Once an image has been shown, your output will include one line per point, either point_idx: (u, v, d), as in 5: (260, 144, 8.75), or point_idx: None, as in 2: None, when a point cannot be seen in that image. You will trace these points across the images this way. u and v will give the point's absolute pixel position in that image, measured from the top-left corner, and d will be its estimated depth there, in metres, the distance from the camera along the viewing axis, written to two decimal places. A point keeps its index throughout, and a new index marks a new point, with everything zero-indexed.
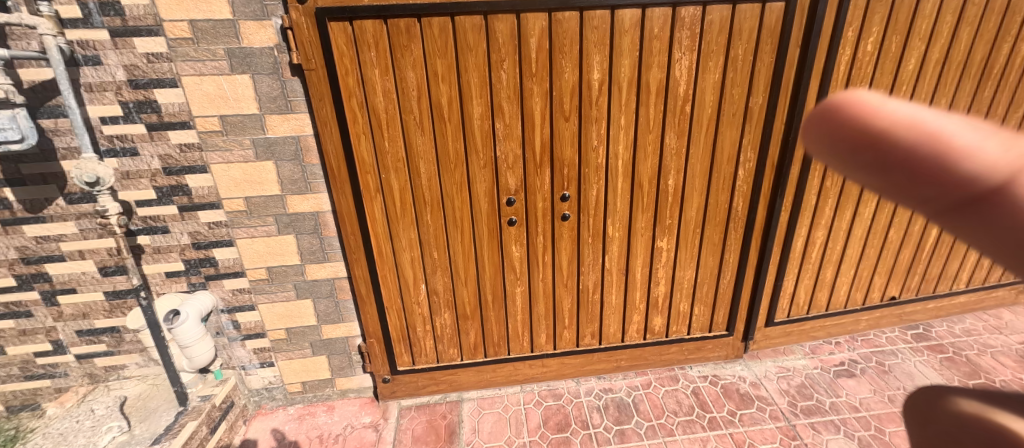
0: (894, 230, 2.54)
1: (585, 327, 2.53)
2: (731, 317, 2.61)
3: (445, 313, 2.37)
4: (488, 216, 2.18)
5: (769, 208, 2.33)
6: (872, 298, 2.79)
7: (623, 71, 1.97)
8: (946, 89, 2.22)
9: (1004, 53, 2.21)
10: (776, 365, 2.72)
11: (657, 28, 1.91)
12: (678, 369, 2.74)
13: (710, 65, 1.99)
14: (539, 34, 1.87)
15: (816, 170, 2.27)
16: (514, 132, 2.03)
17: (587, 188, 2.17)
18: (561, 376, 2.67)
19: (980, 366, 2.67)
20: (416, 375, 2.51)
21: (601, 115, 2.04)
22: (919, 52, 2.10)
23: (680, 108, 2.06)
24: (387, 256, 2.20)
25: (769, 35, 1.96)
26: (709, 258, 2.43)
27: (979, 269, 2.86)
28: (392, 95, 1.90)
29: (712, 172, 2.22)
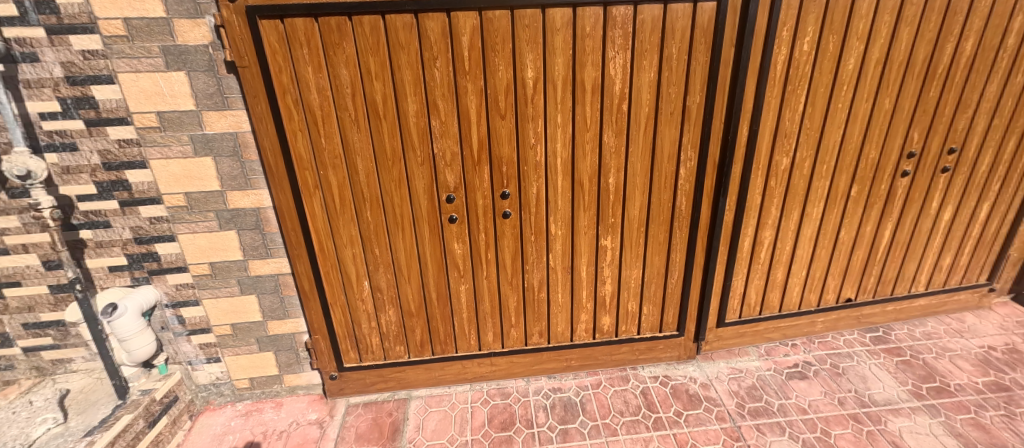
0: (845, 231, 2.52)
1: (533, 326, 2.53)
2: (680, 317, 2.60)
3: (390, 310, 2.39)
4: (429, 213, 2.19)
5: (713, 208, 2.33)
6: (827, 300, 2.78)
7: (557, 70, 1.98)
8: (890, 88, 2.21)
9: (948, 53, 2.20)
10: (728, 366, 2.71)
11: (589, 26, 1.92)
12: (630, 369, 2.73)
13: (644, 64, 2.01)
14: (470, 33, 1.89)
15: (758, 170, 2.27)
16: (451, 129, 2.04)
17: (527, 185, 2.18)
18: (511, 375, 2.67)
19: (936, 369, 2.64)
20: (363, 372, 2.52)
21: (537, 114, 2.05)
22: (858, 52, 2.10)
23: (617, 106, 2.07)
24: (330, 252, 2.22)
25: (702, 35, 1.97)
26: (655, 257, 2.43)
27: (938, 272, 2.84)
28: (326, 93, 1.92)
29: (653, 170, 2.22)
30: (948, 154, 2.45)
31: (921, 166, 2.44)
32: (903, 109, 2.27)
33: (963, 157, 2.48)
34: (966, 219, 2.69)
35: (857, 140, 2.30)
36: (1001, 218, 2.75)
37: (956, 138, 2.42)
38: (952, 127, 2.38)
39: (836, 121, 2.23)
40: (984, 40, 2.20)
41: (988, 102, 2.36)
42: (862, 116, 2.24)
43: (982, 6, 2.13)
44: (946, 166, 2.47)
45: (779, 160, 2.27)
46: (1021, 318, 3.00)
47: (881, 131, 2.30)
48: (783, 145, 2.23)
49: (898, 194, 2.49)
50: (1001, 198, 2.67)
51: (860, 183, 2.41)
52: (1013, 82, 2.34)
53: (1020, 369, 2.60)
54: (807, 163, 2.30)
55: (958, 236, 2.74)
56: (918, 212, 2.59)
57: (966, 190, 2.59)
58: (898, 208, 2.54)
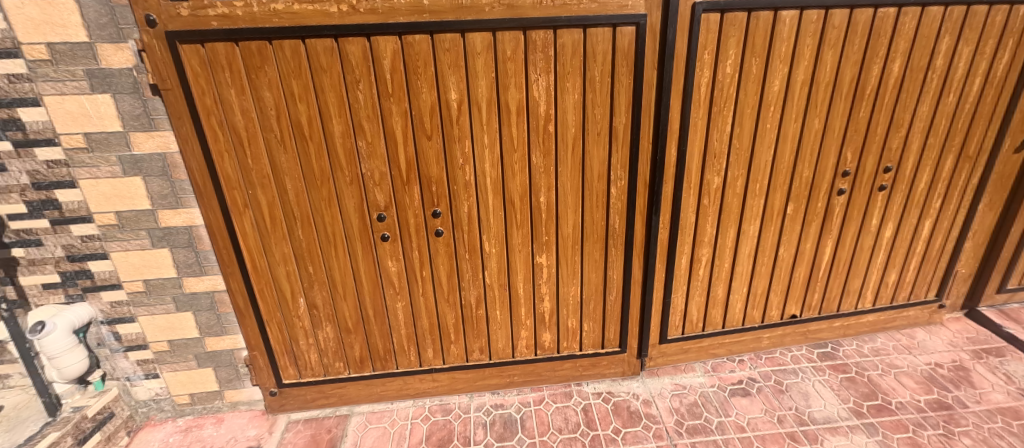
0: (784, 248, 2.55)
1: (473, 342, 2.53)
2: (622, 333, 2.60)
3: (327, 327, 2.38)
4: (361, 231, 2.21)
5: (646, 226, 2.35)
6: (770, 316, 2.79)
7: (481, 92, 2.01)
8: (818, 108, 2.24)
9: (875, 74, 2.22)
10: (672, 383, 2.70)
11: (510, 50, 1.96)
12: (574, 385, 2.72)
13: (568, 86, 2.04)
14: (392, 56, 1.92)
15: (690, 188, 2.30)
16: (378, 150, 2.07)
17: (458, 204, 2.20)
18: (454, 391, 2.67)
19: (880, 386, 2.63)
20: (303, 389, 2.52)
21: (463, 135, 2.08)
22: (782, 74, 2.14)
23: (543, 127, 2.10)
24: (263, 270, 2.23)
25: (624, 58, 2.02)
26: (592, 274, 2.44)
27: (884, 288, 2.84)
28: (250, 114, 1.95)
29: (584, 189, 2.24)
30: (885, 172, 2.46)
31: (857, 184, 2.46)
32: (834, 128, 2.30)
33: (900, 175, 2.50)
34: (909, 235, 2.70)
35: (789, 160, 2.34)
36: (945, 235, 2.76)
37: (892, 157, 2.44)
38: (886, 146, 2.40)
39: (765, 141, 2.27)
40: (911, 61, 2.23)
41: (920, 121, 2.38)
42: (792, 136, 2.28)
43: (906, 29, 2.16)
44: (883, 184, 2.48)
45: (710, 180, 2.30)
46: (972, 335, 3.00)
47: (813, 150, 2.34)
48: (713, 165, 2.27)
49: (836, 212, 2.51)
50: (943, 216, 2.68)
51: (796, 201, 2.44)
52: (945, 103, 2.36)
53: (964, 387, 2.60)
54: (739, 182, 2.34)
55: (902, 253, 2.74)
56: (859, 230, 2.60)
57: (907, 207, 2.60)
58: (837, 226, 2.56)
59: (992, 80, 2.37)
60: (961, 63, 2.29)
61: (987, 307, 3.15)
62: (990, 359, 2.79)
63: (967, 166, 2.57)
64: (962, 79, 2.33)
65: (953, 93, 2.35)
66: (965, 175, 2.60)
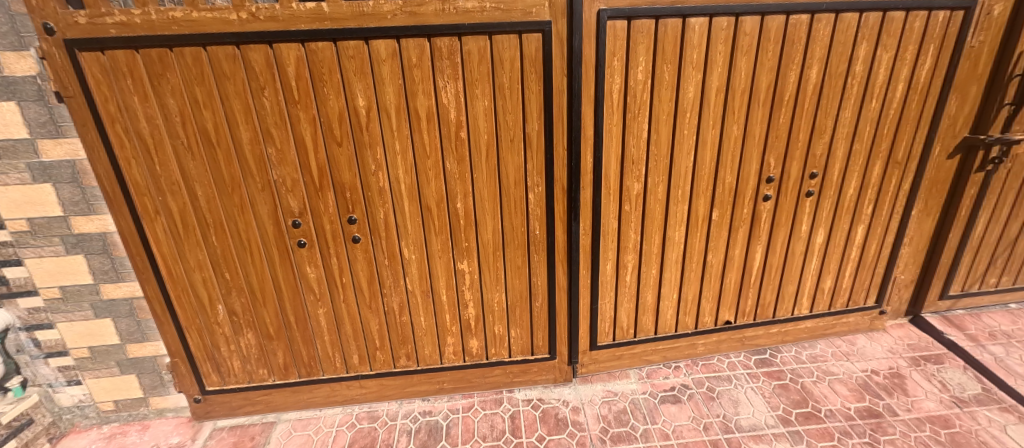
0: (712, 254, 2.55)
1: (399, 349, 2.52)
2: (550, 340, 2.59)
3: (248, 333, 2.37)
4: (276, 238, 2.20)
5: (568, 232, 2.34)
6: (704, 323, 2.77)
7: (389, 98, 2.01)
8: (735, 115, 2.24)
9: (792, 81, 2.23)
10: (604, 389, 2.68)
11: (415, 57, 1.96)
12: (505, 392, 2.70)
13: (477, 92, 2.04)
14: (295, 63, 1.92)
15: (609, 194, 2.30)
16: (288, 157, 2.06)
17: (374, 210, 2.20)
18: (384, 398, 2.64)
19: (812, 394, 2.61)
20: (227, 395, 2.51)
21: (374, 142, 2.08)
22: (696, 80, 2.14)
23: (455, 134, 2.10)
24: (179, 277, 2.23)
25: (532, 65, 2.01)
26: (516, 280, 2.43)
27: (820, 294, 2.83)
28: (156, 121, 1.95)
29: (502, 195, 2.24)
30: (811, 178, 2.46)
31: (782, 190, 2.46)
32: (754, 134, 2.30)
33: (827, 181, 2.49)
34: (842, 242, 2.68)
35: (710, 166, 2.34)
36: (879, 242, 2.75)
37: (817, 163, 2.43)
38: (810, 152, 2.40)
39: (684, 147, 2.27)
40: (829, 68, 2.23)
41: (844, 128, 2.37)
42: (711, 142, 2.28)
43: (822, 35, 2.16)
44: (810, 190, 2.48)
45: (630, 186, 2.30)
46: (913, 341, 2.98)
47: (734, 157, 2.34)
48: (632, 171, 2.27)
49: (762, 218, 2.51)
50: (876, 222, 2.66)
51: (720, 207, 2.44)
52: (868, 109, 2.35)
53: (897, 395, 2.58)
54: (660, 188, 2.33)
55: (835, 259, 2.73)
56: (788, 236, 2.60)
57: (837, 213, 2.59)
58: (765, 232, 2.56)
59: (916, 86, 2.35)
60: (881, 69, 2.28)
61: (931, 314, 3.13)
62: (928, 366, 2.77)
63: (897, 173, 2.55)
64: (884, 85, 2.32)
65: (876, 99, 2.34)
66: (895, 181, 2.58)
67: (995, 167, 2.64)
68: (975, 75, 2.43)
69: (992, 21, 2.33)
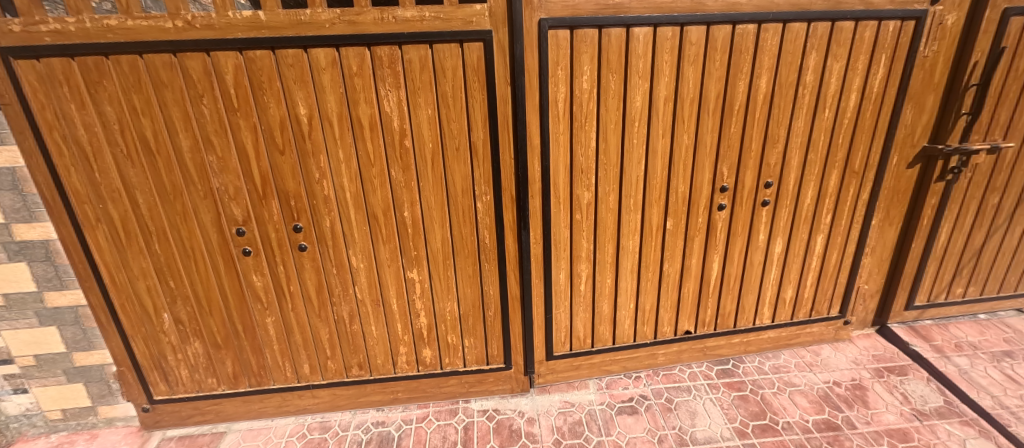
0: (669, 263, 2.53)
1: (351, 358, 2.49)
2: (505, 349, 2.55)
3: (195, 342, 2.35)
4: (220, 246, 2.18)
5: (518, 241, 2.32)
6: (664, 333, 2.74)
7: (330, 106, 2.00)
8: (685, 124, 2.24)
9: (741, 91, 2.23)
10: (562, 400, 2.63)
11: (356, 66, 1.95)
12: (461, 402, 2.66)
13: (420, 101, 2.03)
14: (234, 71, 1.92)
15: (559, 203, 2.28)
16: (230, 165, 2.05)
17: (320, 218, 2.18)
18: (337, 408, 2.60)
19: (772, 406, 2.56)
20: (176, 405, 2.48)
21: (317, 150, 2.06)
22: (643, 89, 2.14)
23: (399, 142, 2.09)
24: (123, 285, 2.21)
25: (474, 74, 2.01)
26: (468, 289, 2.40)
27: (782, 304, 2.81)
28: (94, 129, 1.94)
29: (449, 203, 2.22)
30: (766, 187, 2.45)
31: (737, 200, 2.45)
32: (705, 143, 2.30)
33: (782, 190, 2.47)
34: (801, 251, 2.66)
35: (661, 175, 2.33)
36: (840, 251, 2.72)
37: (771, 172, 2.43)
38: (763, 161, 2.39)
39: (634, 156, 2.26)
40: (779, 77, 2.23)
41: (797, 137, 2.37)
42: (661, 152, 2.27)
43: (769, 45, 2.16)
44: (765, 199, 2.46)
45: (580, 194, 2.28)
46: (879, 352, 2.93)
47: (686, 165, 2.33)
48: (581, 180, 2.26)
49: (718, 228, 2.50)
50: (836, 232, 2.64)
51: (674, 216, 2.42)
52: (820, 118, 2.35)
53: (857, 407, 2.53)
54: (612, 196, 2.32)
55: (795, 269, 2.71)
56: (746, 245, 2.59)
57: (794, 223, 2.57)
58: (722, 241, 2.55)
59: (869, 95, 2.34)
60: (832, 79, 2.27)
61: (897, 324, 3.09)
62: (891, 378, 2.73)
63: (854, 182, 2.53)
64: (836, 95, 2.31)
65: (829, 108, 2.33)
66: (853, 190, 2.56)
67: (954, 177, 2.61)
68: (930, 85, 2.43)
69: (944, 30, 2.33)
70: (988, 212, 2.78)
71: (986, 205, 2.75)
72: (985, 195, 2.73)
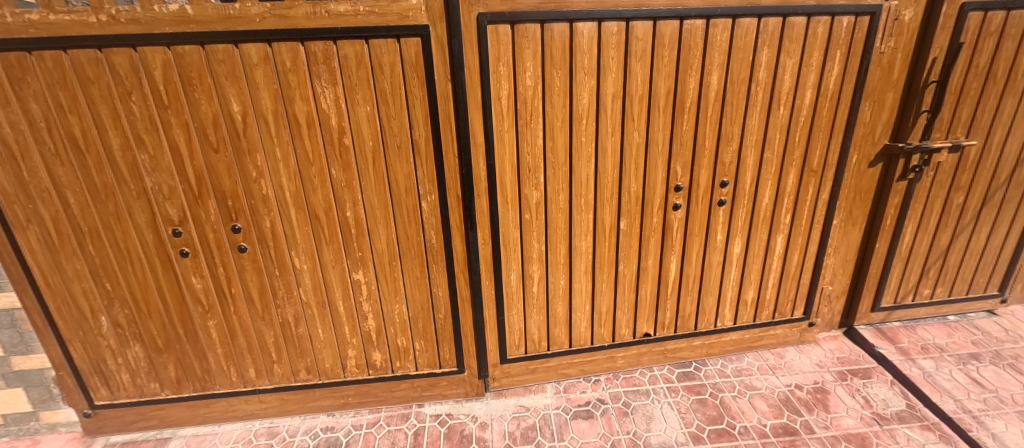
0: (624, 264, 2.48)
1: (298, 362, 2.43)
2: (457, 353, 2.50)
3: (136, 346, 2.30)
4: (157, 247, 2.13)
5: (466, 242, 2.27)
6: (622, 336, 2.69)
7: (264, 103, 1.95)
8: (635, 122, 2.19)
9: (692, 88, 2.18)
10: (517, 404, 2.57)
11: (289, 62, 1.90)
12: (415, 406, 2.60)
13: (358, 98, 1.98)
14: (162, 67, 1.86)
15: (507, 202, 2.23)
16: (163, 163, 1.99)
17: (259, 219, 2.12)
18: (286, 413, 2.54)
19: (730, 410, 2.51)
20: (119, 410, 2.43)
21: (253, 148, 2.01)
22: (590, 86, 2.09)
23: (337, 140, 2.03)
24: (58, 287, 2.16)
25: (413, 70, 1.95)
26: (416, 291, 2.35)
27: (743, 306, 2.75)
28: (19, 126, 1.87)
29: (393, 203, 2.16)
30: (721, 186, 2.40)
31: (692, 199, 2.40)
32: (656, 141, 2.24)
33: (738, 190, 2.43)
34: (761, 252, 2.62)
35: (613, 174, 2.28)
36: (802, 252, 2.67)
37: (726, 171, 2.38)
38: (718, 160, 2.34)
39: (583, 155, 2.21)
40: (730, 74, 2.18)
41: (752, 136, 2.32)
42: (611, 150, 2.22)
43: (719, 41, 2.11)
44: (720, 199, 2.42)
45: (528, 194, 2.23)
46: (844, 355, 2.88)
47: (638, 164, 2.28)
48: (529, 179, 2.21)
49: (674, 228, 2.45)
50: (796, 232, 2.59)
51: (628, 216, 2.38)
52: (775, 117, 2.30)
53: (817, 411, 2.48)
54: (561, 196, 2.27)
55: (755, 270, 2.66)
56: (704, 246, 2.54)
57: (752, 223, 2.53)
58: (678, 242, 2.50)
59: (825, 93, 2.29)
60: (786, 76, 2.23)
61: (864, 326, 3.04)
62: (854, 381, 2.68)
63: (813, 181, 2.49)
64: (791, 92, 2.27)
65: (783, 106, 2.29)
66: (812, 190, 2.52)
67: (917, 176, 2.55)
68: (888, 82, 2.38)
69: (902, 26, 2.28)
70: (953, 212, 2.72)
71: (951, 205, 2.69)
72: (950, 195, 2.66)
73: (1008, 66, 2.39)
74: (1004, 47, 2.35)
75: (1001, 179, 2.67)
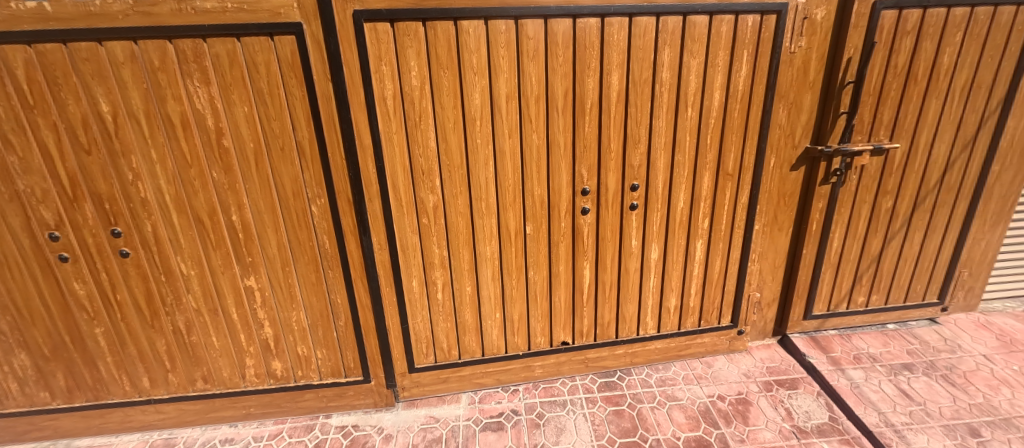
0: (534, 271, 2.40)
1: (194, 371, 2.35)
2: (361, 362, 2.41)
3: (21, 354, 2.22)
4: (34, 252, 2.05)
5: (362, 247, 2.19)
6: (538, 344, 2.60)
7: (135, 103, 1.88)
8: (533, 124, 2.12)
9: (592, 89, 2.11)
10: (427, 415, 2.46)
11: (158, 60, 1.83)
12: (321, 418, 2.50)
13: (234, 98, 1.90)
14: (24, 67, 1.77)
15: (401, 206, 2.15)
16: (33, 165, 1.91)
17: (139, 223, 2.05)
18: (186, 424, 2.46)
19: (645, 422, 2.39)
20: (9, 420, 2.35)
21: (127, 150, 1.94)
22: (481, 86, 2.02)
23: (216, 142, 1.96)
24: None
25: (290, 69, 1.88)
26: (313, 298, 2.26)
27: (666, 314, 2.67)
28: None
29: (280, 206, 2.09)
30: (632, 190, 2.32)
31: (601, 204, 2.33)
32: (557, 144, 2.17)
33: (650, 194, 2.35)
34: (680, 258, 2.54)
35: (514, 178, 2.20)
36: (723, 258, 2.59)
37: (636, 174, 2.30)
38: (626, 163, 2.27)
39: (480, 157, 2.13)
40: (631, 75, 2.11)
41: (660, 138, 2.25)
42: (510, 153, 2.15)
43: (616, 40, 2.05)
44: (631, 203, 2.34)
45: (424, 198, 2.16)
46: (774, 364, 2.79)
47: (540, 167, 2.21)
48: (424, 182, 2.13)
49: (584, 233, 2.37)
50: (716, 237, 2.52)
51: (534, 221, 2.30)
52: (682, 119, 2.23)
53: (735, 424, 2.36)
54: (460, 200, 2.19)
55: (676, 277, 2.58)
56: (618, 252, 2.46)
57: (668, 228, 2.45)
58: (591, 247, 2.42)
59: (734, 94, 2.23)
60: (691, 77, 2.16)
61: (799, 334, 2.95)
62: (780, 392, 2.58)
63: (729, 185, 2.42)
64: (697, 94, 2.20)
65: (690, 107, 2.22)
66: (729, 194, 2.44)
67: (839, 180, 2.47)
68: (804, 83, 2.30)
69: (814, 25, 2.20)
70: (882, 217, 2.63)
71: (879, 209, 2.60)
72: (877, 199, 2.57)
73: (929, 66, 2.31)
74: (923, 47, 2.26)
75: (930, 184, 2.58)
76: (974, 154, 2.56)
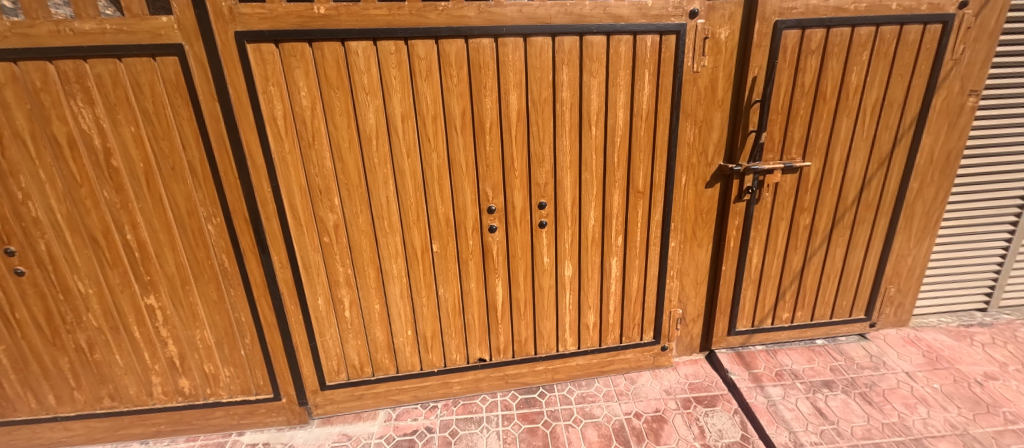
0: (444, 288, 2.40)
1: (99, 388, 2.34)
2: (270, 379, 2.40)
3: None
4: None
5: (263, 266, 2.18)
6: (455, 361, 2.59)
7: (19, 123, 1.85)
8: (432, 143, 2.11)
9: (490, 108, 2.10)
10: (339, 433, 2.44)
11: (38, 81, 1.80)
12: (233, 435, 2.49)
13: (120, 118, 1.90)
14: None
15: (300, 225, 2.14)
16: None
17: (32, 241, 2.03)
18: (96, 441, 2.46)
19: (557, 440, 2.35)
20: None
21: (14, 170, 1.90)
22: (375, 106, 2.01)
23: (106, 162, 1.95)
24: None
25: (175, 90, 1.87)
26: (216, 317, 2.26)
27: (585, 330, 2.67)
28: None
29: (176, 225, 2.08)
30: (540, 208, 2.32)
31: (509, 222, 2.32)
32: (459, 163, 2.16)
33: (559, 212, 2.34)
34: (595, 275, 2.54)
35: (416, 196, 2.19)
36: (641, 275, 2.60)
37: (543, 192, 2.30)
38: (531, 181, 2.26)
39: (379, 176, 2.12)
40: (530, 94, 2.10)
41: (565, 157, 2.24)
42: (410, 172, 2.14)
43: (512, 60, 2.04)
44: (540, 221, 2.33)
45: (324, 216, 2.15)
46: (696, 380, 2.78)
47: (443, 186, 2.20)
48: (322, 202, 2.13)
49: (493, 251, 2.37)
50: (631, 254, 2.52)
51: (440, 239, 2.29)
52: (587, 137, 2.23)
53: (646, 442, 2.32)
54: (362, 218, 2.18)
55: (593, 293, 2.59)
56: (531, 269, 2.45)
57: (580, 246, 2.45)
58: (502, 265, 2.41)
59: (638, 113, 2.22)
60: (593, 96, 2.16)
61: (724, 350, 2.95)
62: (697, 409, 2.55)
63: (641, 203, 2.41)
64: (600, 113, 2.20)
65: (595, 126, 2.21)
66: (642, 212, 2.44)
67: (752, 197, 2.45)
68: (712, 101, 2.30)
69: (718, 45, 2.20)
70: (801, 233, 2.62)
71: (798, 225, 2.59)
72: (795, 216, 2.57)
73: (836, 85, 2.30)
74: (829, 65, 2.25)
75: (848, 201, 2.57)
76: (891, 171, 2.55)
